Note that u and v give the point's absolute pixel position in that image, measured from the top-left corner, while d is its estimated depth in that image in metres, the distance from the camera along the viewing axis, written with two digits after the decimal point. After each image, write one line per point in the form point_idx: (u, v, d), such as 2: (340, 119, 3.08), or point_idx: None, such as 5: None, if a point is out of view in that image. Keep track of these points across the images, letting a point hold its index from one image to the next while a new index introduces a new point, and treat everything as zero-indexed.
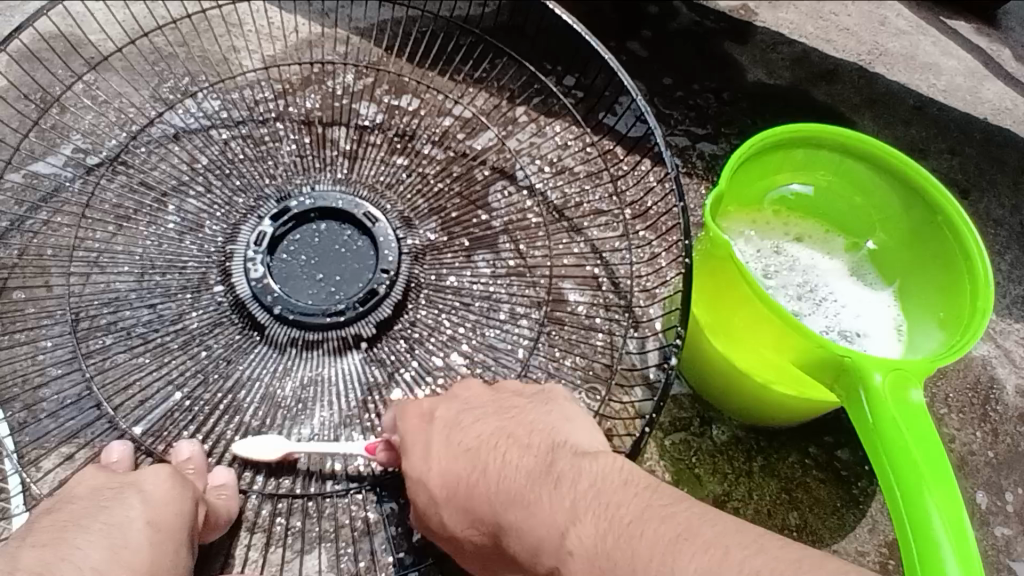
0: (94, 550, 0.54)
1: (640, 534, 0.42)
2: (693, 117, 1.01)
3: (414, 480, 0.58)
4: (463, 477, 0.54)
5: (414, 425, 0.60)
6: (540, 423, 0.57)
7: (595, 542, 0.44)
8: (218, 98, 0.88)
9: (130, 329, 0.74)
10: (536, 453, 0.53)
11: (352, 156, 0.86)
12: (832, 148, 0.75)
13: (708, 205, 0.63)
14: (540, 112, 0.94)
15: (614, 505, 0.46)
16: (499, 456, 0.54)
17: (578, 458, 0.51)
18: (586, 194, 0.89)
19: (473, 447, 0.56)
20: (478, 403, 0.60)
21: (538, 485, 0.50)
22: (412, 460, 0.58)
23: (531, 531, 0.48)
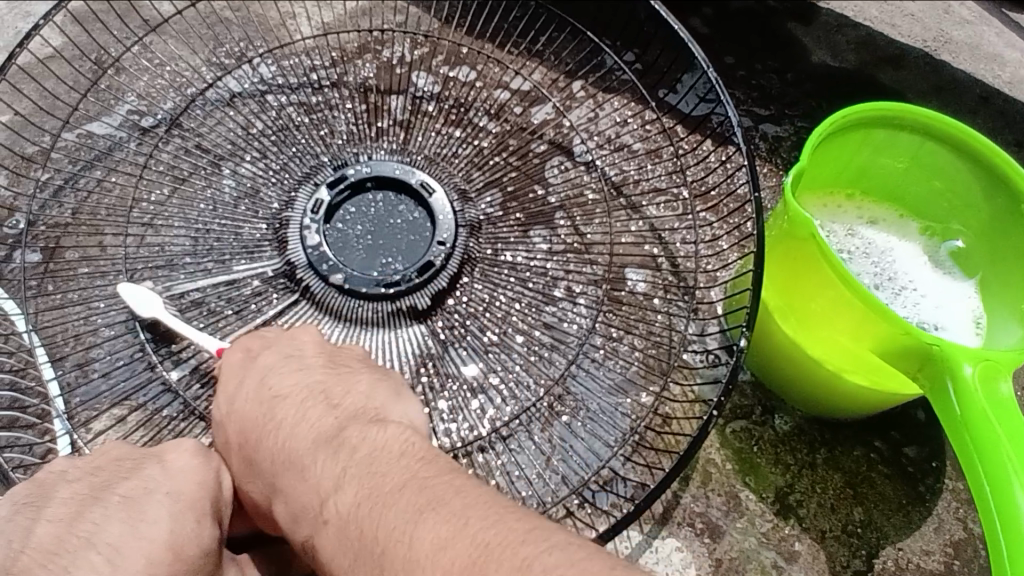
0: (111, 524, 0.51)
1: (393, 504, 0.43)
2: (756, 98, 0.98)
3: (218, 420, 0.57)
4: (259, 428, 0.54)
5: (234, 359, 0.59)
6: (351, 390, 0.55)
7: (350, 509, 0.45)
8: (273, 64, 0.86)
9: (185, 292, 0.73)
10: (326, 419, 0.53)
11: (407, 126, 0.84)
12: (912, 129, 0.71)
13: (788, 183, 0.61)
14: (599, 88, 0.90)
15: (377, 474, 0.46)
16: (294, 415, 0.53)
17: (360, 425, 0.51)
18: (645, 172, 0.86)
19: (274, 403, 0.55)
20: (305, 353, 0.59)
21: (316, 453, 0.50)
22: (220, 400, 0.57)
23: (299, 496, 0.49)
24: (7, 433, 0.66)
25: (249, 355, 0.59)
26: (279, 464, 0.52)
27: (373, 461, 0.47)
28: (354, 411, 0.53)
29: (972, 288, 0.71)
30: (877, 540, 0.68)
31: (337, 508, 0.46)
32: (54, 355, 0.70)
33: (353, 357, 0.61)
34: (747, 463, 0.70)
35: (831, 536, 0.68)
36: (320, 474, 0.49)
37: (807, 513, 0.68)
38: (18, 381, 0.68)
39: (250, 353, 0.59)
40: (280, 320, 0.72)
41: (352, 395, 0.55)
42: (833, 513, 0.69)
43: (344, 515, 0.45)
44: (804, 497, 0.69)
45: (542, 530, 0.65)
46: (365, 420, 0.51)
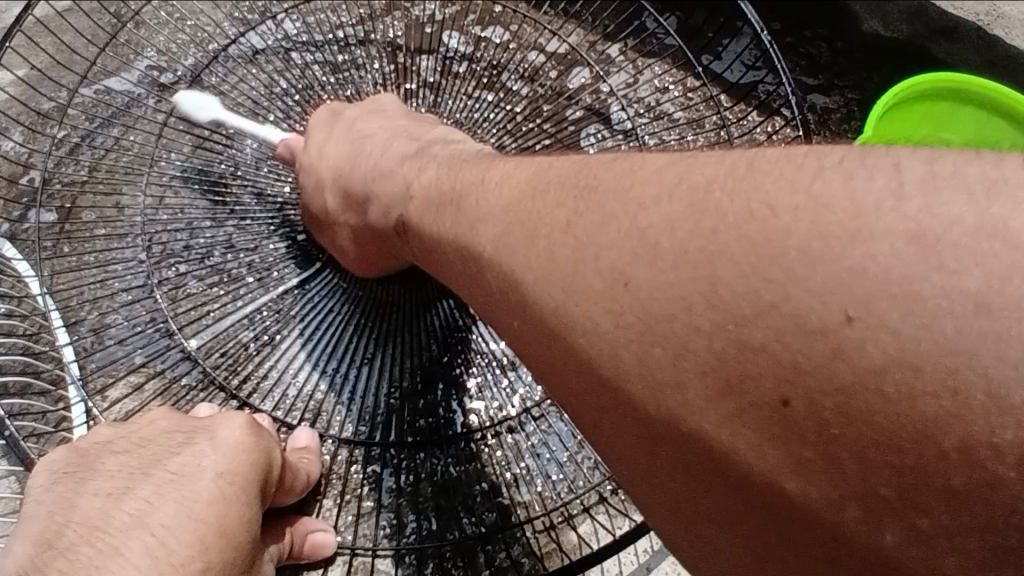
0: (165, 504, 0.51)
1: (485, 197, 0.42)
2: (804, 66, 0.93)
3: (305, 167, 0.62)
4: (352, 161, 0.58)
5: (320, 119, 0.64)
6: (418, 131, 0.59)
7: (436, 189, 0.48)
8: (298, 19, 0.82)
9: (205, 256, 0.69)
10: (409, 147, 0.56)
11: (435, 88, 0.80)
12: (977, 103, 0.67)
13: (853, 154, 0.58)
14: (638, 53, 0.86)
15: (457, 167, 0.48)
16: (391, 155, 0.55)
17: (440, 146, 0.55)
18: (686, 142, 0.81)
19: (358, 142, 0.59)
20: (382, 107, 0.64)
21: (414, 164, 0.53)
22: (307, 148, 0.62)
23: (390, 189, 0.53)
24: (20, 402, 0.63)
25: (333, 115, 0.64)
26: (444, 206, 0.45)
27: (451, 162, 0.50)
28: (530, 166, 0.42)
29: None
30: None
31: (493, 230, 0.39)
32: (70, 319, 0.67)
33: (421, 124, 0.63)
34: None
35: None
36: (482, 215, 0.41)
37: None
38: (31, 346, 0.65)
39: (335, 114, 0.64)
40: (310, 292, 0.67)
41: (429, 134, 0.58)
42: None
43: (509, 222, 0.38)
44: None
45: (575, 516, 0.62)
46: (453, 146, 0.54)
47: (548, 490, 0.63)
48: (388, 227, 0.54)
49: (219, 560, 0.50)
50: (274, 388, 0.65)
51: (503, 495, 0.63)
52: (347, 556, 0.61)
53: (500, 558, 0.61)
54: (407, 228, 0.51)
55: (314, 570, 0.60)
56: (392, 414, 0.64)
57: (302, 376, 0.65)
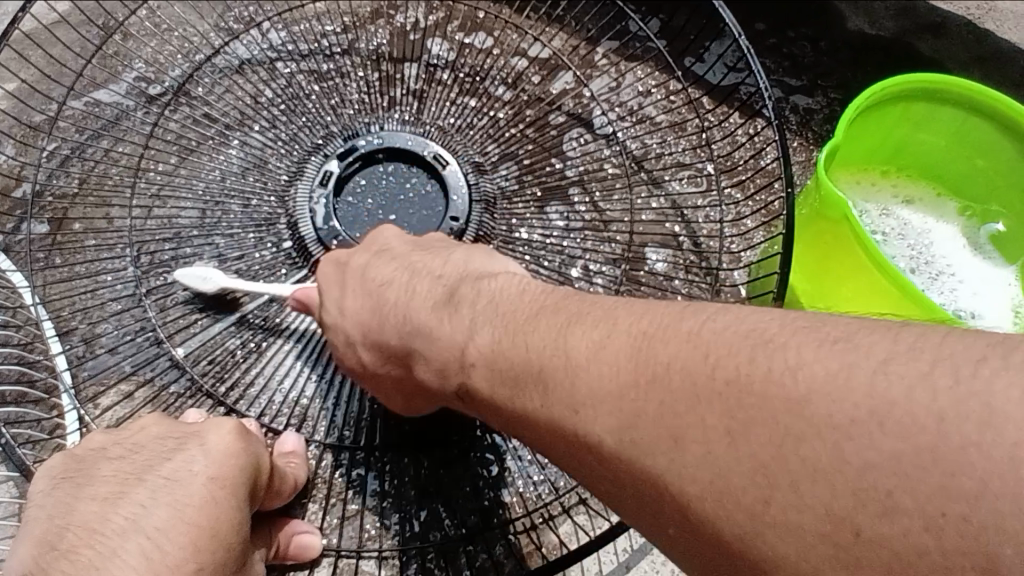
0: (159, 508, 0.52)
1: (534, 330, 0.42)
2: (787, 67, 0.93)
3: (329, 326, 0.56)
4: (376, 315, 0.52)
5: (329, 272, 0.58)
6: (447, 261, 0.53)
7: (491, 346, 0.43)
8: (283, 29, 0.83)
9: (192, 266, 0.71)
10: (438, 292, 0.50)
11: (420, 95, 0.81)
12: (957, 103, 0.67)
13: (822, 159, 0.58)
14: (621, 56, 0.87)
15: (507, 311, 0.44)
16: (427, 305, 0.49)
17: (466, 285, 0.49)
18: (668, 145, 0.83)
19: (386, 284, 0.53)
20: (393, 247, 0.57)
21: (452, 315, 0.47)
22: (327, 305, 0.56)
23: (436, 354, 0.47)
24: (14, 409, 0.65)
25: (339, 265, 0.58)
26: (518, 372, 0.41)
27: (496, 304, 0.45)
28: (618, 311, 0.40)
29: (1014, 275, 0.67)
30: None
31: (600, 413, 0.37)
32: (62, 329, 0.68)
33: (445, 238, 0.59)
34: None
35: None
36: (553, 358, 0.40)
37: None
38: (26, 355, 0.67)
39: (342, 264, 0.57)
40: None
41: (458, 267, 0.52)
42: None
43: (598, 390, 0.37)
44: None
45: (554, 517, 0.63)
46: (489, 279, 0.48)
47: (526, 491, 0.64)
48: (435, 386, 0.49)
49: (210, 562, 0.52)
50: (260, 395, 0.66)
51: (483, 497, 0.64)
52: (333, 558, 0.62)
53: (481, 558, 0.62)
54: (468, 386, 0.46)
55: (300, 570, 0.62)
56: (377, 419, 0.65)
57: (287, 383, 0.66)
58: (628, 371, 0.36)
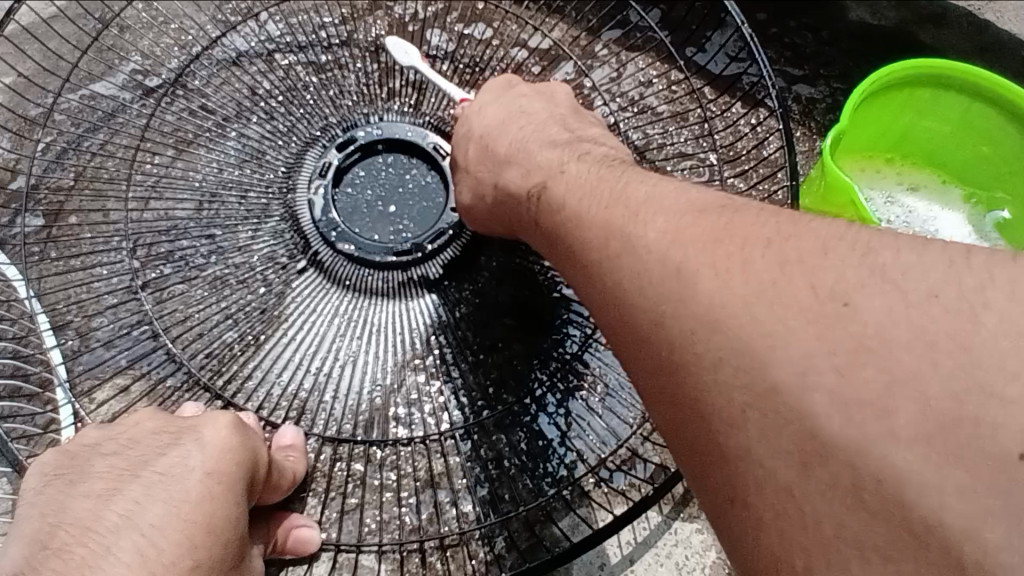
0: (154, 504, 0.52)
1: (648, 204, 0.43)
2: (790, 57, 0.92)
3: (465, 134, 0.61)
4: (512, 154, 0.56)
5: (470, 149, 0.60)
6: (568, 133, 0.57)
7: (601, 210, 0.45)
8: (280, 21, 0.82)
9: (189, 258, 0.70)
10: (543, 178, 0.52)
11: (417, 86, 0.78)
12: (961, 89, 0.66)
13: (827, 145, 0.57)
14: (622, 46, 0.86)
15: (611, 188, 0.46)
16: (564, 192, 0.49)
17: (558, 179, 0.51)
18: (670, 137, 0.82)
19: (517, 152, 0.56)
20: (520, 93, 0.62)
21: (605, 205, 0.45)
22: (471, 119, 0.60)
23: (560, 215, 0.48)
24: (9, 403, 0.64)
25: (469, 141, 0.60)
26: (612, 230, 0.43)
27: (598, 187, 0.47)
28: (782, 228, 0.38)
29: None
30: None
31: (697, 252, 0.38)
32: (57, 323, 0.67)
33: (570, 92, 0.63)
34: None
35: None
36: (730, 248, 0.37)
37: None
38: (20, 349, 0.66)
39: (472, 140, 0.60)
40: (294, 291, 0.67)
41: (575, 140, 0.55)
42: None
43: (745, 279, 0.36)
44: None
45: (557, 510, 0.62)
46: (651, 182, 0.45)
47: (528, 483, 0.63)
48: (524, 210, 0.54)
49: (206, 560, 0.51)
50: (259, 389, 0.65)
51: (482, 489, 0.63)
52: (332, 553, 0.61)
53: (483, 553, 0.62)
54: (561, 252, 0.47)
55: (298, 566, 0.61)
56: (377, 411, 0.64)
57: (286, 375, 0.65)
58: (796, 268, 0.36)
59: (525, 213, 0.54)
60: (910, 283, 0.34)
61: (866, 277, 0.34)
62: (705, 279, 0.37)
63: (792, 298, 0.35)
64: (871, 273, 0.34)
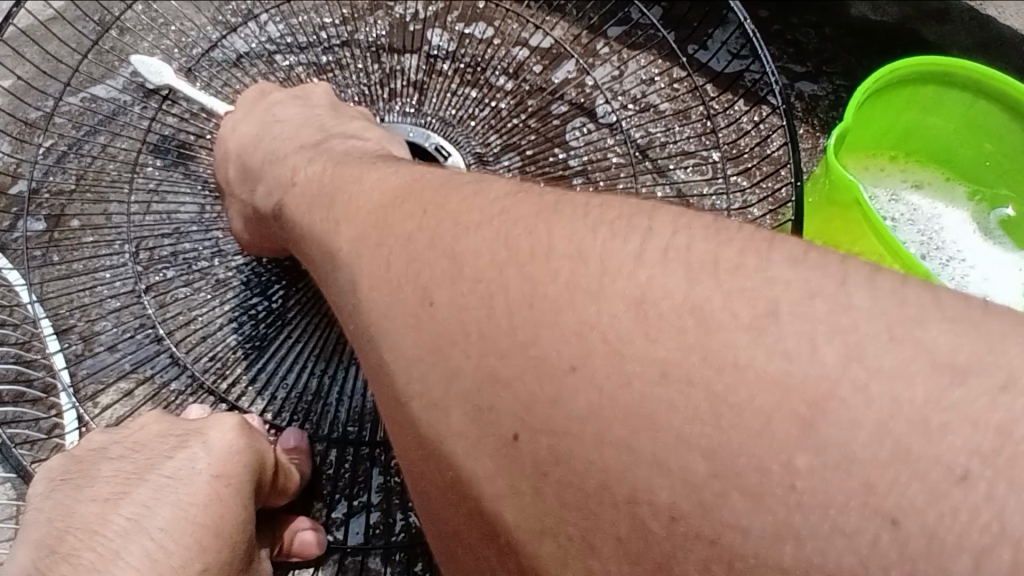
0: (163, 508, 0.52)
1: (356, 197, 0.42)
2: (792, 54, 0.94)
3: (236, 151, 0.61)
4: (264, 165, 0.57)
5: (225, 169, 0.62)
6: (321, 132, 0.58)
7: (326, 205, 0.44)
8: (281, 22, 0.82)
9: (192, 261, 0.69)
10: (285, 187, 0.52)
11: (419, 87, 0.79)
12: (963, 86, 0.66)
13: (831, 144, 0.57)
14: (623, 45, 0.86)
15: (346, 177, 0.45)
16: (291, 207, 0.49)
17: (290, 190, 0.51)
18: (673, 135, 0.82)
19: (268, 164, 0.56)
20: (296, 109, 0.61)
21: (336, 209, 0.43)
22: (238, 137, 0.61)
23: (299, 217, 0.47)
24: (12, 408, 0.64)
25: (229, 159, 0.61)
26: (331, 207, 0.43)
27: (336, 177, 0.46)
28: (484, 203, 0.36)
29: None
30: None
31: (357, 235, 0.39)
32: (60, 327, 0.67)
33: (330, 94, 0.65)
34: None
35: None
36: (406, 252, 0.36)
37: None
38: (24, 353, 0.66)
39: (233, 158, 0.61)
40: (298, 294, 0.67)
41: (326, 135, 0.57)
42: None
43: (401, 283, 0.35)
44: None
45: None
46: (381, 173, 0.44)
47: None
48: (274, 224, 0.54)
49: (215, 562, 0.52)
50: (264, 391, 0.65)
51: None
52: (339, 555, 0.61)
53: None
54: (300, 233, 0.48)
55: (305, 568, 0.61)
56: None
57: (291, 378, 0.65)
58: (431, 271, 0.34)
59: (276, 230, 0.54)
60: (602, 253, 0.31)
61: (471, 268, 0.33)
62: (381, 289, 0.36)
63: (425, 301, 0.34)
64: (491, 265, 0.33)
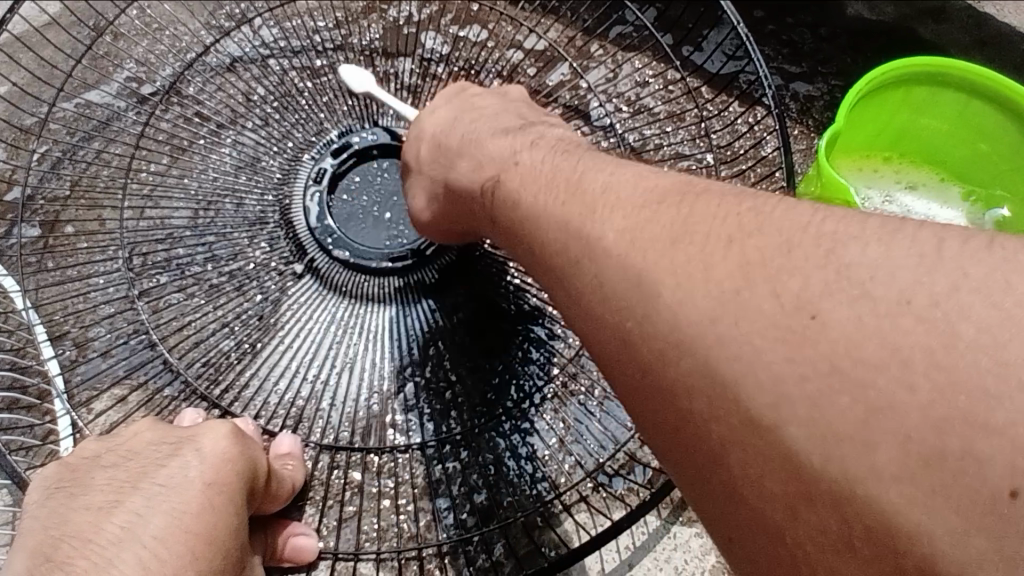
0: (157, 515, 0.52)
1: (591, 186, 0.43)
2: (787, 54, 0.91)
3: (428, 135, 0.60)
4: (472, 146, 0.56)
5: (425, 146, 0.60)
6: (522, 121, 0.57)
7: (546, 195, 0.45)
8: (274, 26, 0.82)
9: (185, 267, 0.69)
10: (495, 169, 0.52)
11: (414, 90, 0.80)
12: (957, 87, 0.66)
13: (824, 145, 0.57)
14: (618, 46, 0.86)
15: (550, 176, 0.47)
16: (517, 189, 0.48)
17: (513, 171, 0.50)
18: (667, 136, 0.82)
19: (472, 145, 0.55)
20: (490, 102, 0.61)
21: (571, 202, 0.43)
22: (437, 118, 0.60)
23: (518, 197, 0.48)
24: (6, 416, 0.64)
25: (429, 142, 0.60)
26: (552, 192, 0.45)
27: (544, 175, 0.47)
28: (802, 213, 0.35)
29: None
30: None
31: (619, 220, 0.39)
32: (54, 333, 0.68)
33: (523, 90, 0.64)
34: None
35: None
36: (692, 250, 0.36)
37: None
38: (18, 360, 0.66)
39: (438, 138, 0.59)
40: (291, 299, 0.67)
41: (529, 124, 0.56)
42: None
43: (705, 291, 0.34)
44: None
45: (555, 516, 0.62)
46: (625, 171, 0.43)
47: (527, 489, 0.63)
48: (480, 205, 0.54)
49: (210, 569, 0.51)
50: (256, 397, 0.65)
51: (479, 495, 0.62)
52: (330, 561, 0.61)
53: (480, 559, 0.61)
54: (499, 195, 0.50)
55: (298, 573, 0.61)
56: (373, 418, 0.64)
57: (283, 384, 0.65)
58: (759, 273, 0.34)
59: (485, 211, 0.54)
60: (936, 268, 0.31)
61: (832, 280, 0.32)
62: (666, 289, 0.35)
63: (755, 309, 0.33)
64: (837, 274, 0.32)
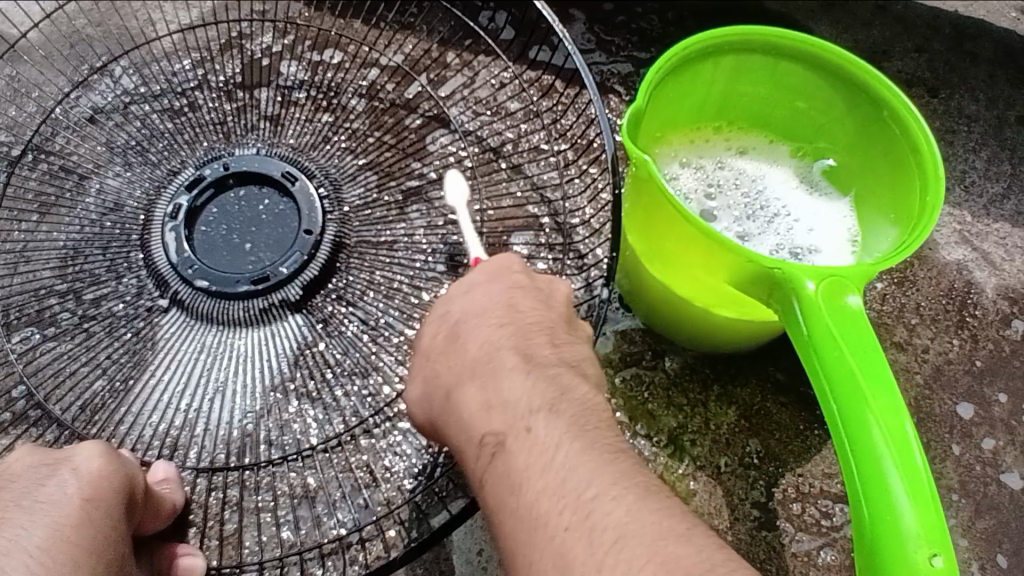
0: (38, 529, 0.51)
1: (604, 463, 0.44)
2: (637, 41, 0.95)
3: (449, 326, 0.54)
4: (475, 373, 0.50)
5: (431, 329, 0.55)
6: (551, 355, 0.52)
7: (550, 440, 0.45)
8: (134, 74, 0.84)
9: (56, 318, 0.71)
10: (501, 426, 0.47)
11: (274, 120, 0.81)
12: (763, 51, 0.68)
13: (625, 124, 0.60)
14: (472, 53, 0.89)
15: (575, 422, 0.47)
16: (523, 470, 0.45)
17: (522, 439, 0.46)
18: (523, 133, 0.85)
19: (486, 371, 0.50)
20: (517, 314, 0.53)
21: (578, 543, 0.40)
22: (469, 309, 0.54)
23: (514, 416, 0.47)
24: None
25: (446, 335, 0.53)
26: (561, 446, 0.45)
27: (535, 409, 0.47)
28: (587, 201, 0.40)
29: (846, 206, 0.71)
30: (777, 468, 0.69)
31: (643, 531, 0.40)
32: None
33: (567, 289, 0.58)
34: (639, 409, 0.72)
35: (727, 471, 0.69)
36: None
37: (697, 452, 0.70)
38: None
39: (449, 335, 0.53)
40: (163, 334, 0.70)
41: (553, 366, 0.51)
42: (728, 447, 0.70)
43: None
44: (696, 435, 0.70)
45: (439, 498, 0.64)
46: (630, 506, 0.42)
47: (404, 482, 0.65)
48: (469, 454, 0.49)
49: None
50: (133, 434, 0.66)
51: (358, 497, 0.65)
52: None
53: (360, 556, 0.63)
54: (501, 410, 0.48)
55: None
56: (252, 434, 0.66)
57: (156, 416, 0.67)
58: None
59: (469, 460, 0.49)
60: None
61: None
62: None
63: None
64: None
